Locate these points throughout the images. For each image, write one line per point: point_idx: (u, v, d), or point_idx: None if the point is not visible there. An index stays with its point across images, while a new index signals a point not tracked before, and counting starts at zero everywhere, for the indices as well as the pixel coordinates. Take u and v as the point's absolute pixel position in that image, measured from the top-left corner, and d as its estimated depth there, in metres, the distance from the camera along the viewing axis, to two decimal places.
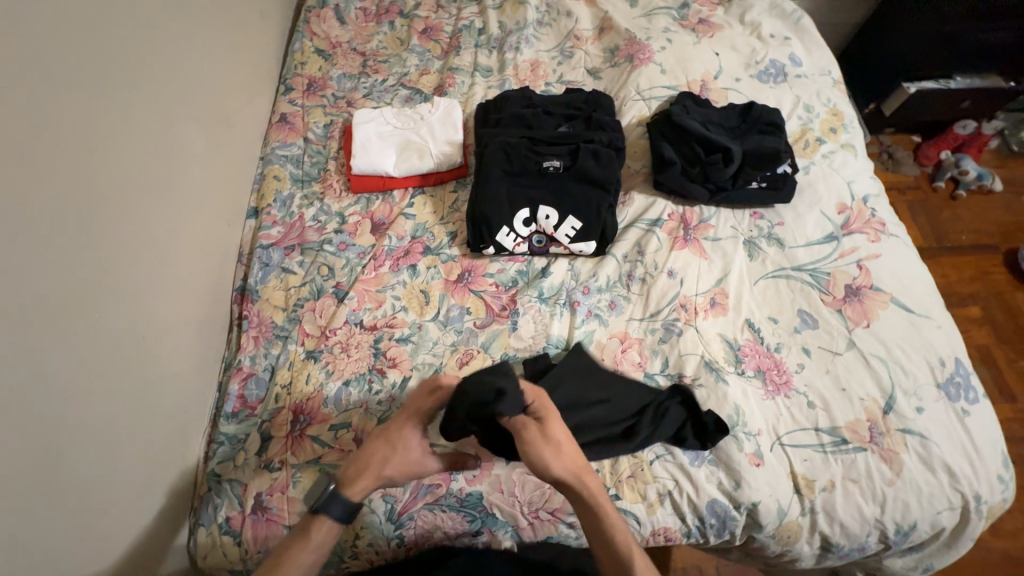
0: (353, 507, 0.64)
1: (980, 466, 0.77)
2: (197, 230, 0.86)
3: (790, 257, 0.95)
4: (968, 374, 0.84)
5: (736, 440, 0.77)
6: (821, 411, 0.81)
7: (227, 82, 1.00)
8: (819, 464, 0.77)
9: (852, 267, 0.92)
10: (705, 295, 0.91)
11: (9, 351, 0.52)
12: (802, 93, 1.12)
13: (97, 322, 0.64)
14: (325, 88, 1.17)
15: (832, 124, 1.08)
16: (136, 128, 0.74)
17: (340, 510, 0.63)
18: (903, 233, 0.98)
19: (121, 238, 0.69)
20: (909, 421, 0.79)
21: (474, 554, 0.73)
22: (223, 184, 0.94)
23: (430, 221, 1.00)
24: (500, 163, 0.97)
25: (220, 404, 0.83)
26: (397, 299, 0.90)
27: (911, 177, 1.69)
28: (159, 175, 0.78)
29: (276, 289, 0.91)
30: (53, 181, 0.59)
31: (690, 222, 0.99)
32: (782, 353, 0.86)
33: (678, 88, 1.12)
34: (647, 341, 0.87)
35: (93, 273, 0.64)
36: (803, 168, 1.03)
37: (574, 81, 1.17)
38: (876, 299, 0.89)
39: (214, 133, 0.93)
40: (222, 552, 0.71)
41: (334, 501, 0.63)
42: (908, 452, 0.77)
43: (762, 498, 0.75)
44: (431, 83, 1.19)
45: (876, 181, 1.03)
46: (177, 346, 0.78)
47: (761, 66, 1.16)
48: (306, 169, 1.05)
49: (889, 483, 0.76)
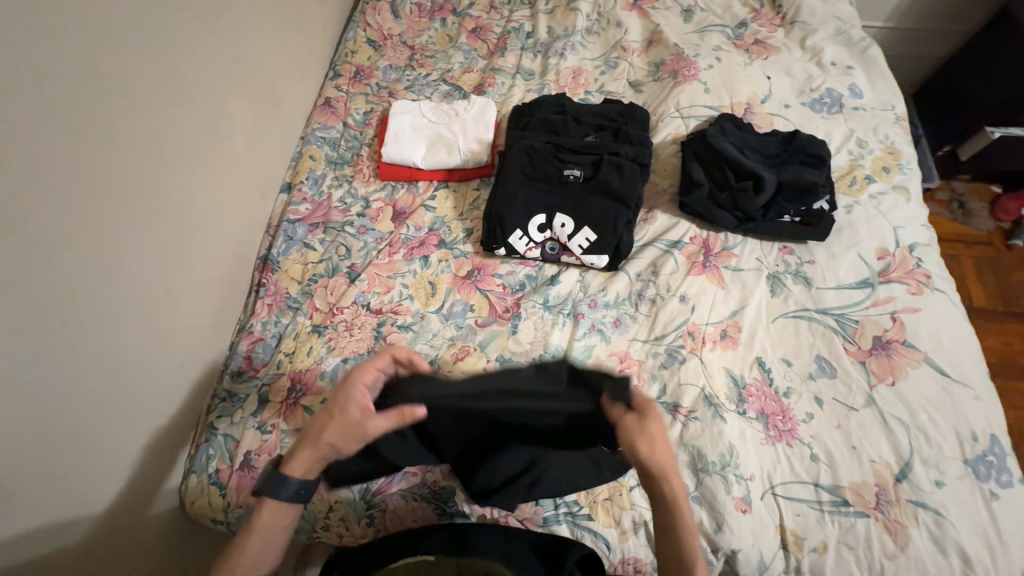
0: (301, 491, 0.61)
1: (1002, 558, 0.69)
2: (231, 198, 0.91)
3: (816, 298, 0.89)
4: (1004, 455, 0.76)
5: (725, 481, 0.73)
6: (824, 466, 0.75)
7: (279, 62, 1.06)
8: (813, 522, 0.72)
9: (885, 318, 0.86)
10: (716, 326, 0.87)
11: (44, 282, 0.57)
12: (857, 127, 1.05)
13: (126, 270, 0.69)
14: (371, 76, 1.22)
15: (885, 162, 1.01)
16: (187, 97, 0.80)
17: (288, 494, 0.60)
18: (950, 289, 0.90)
19: (159, 196, 0.75)
20: (923, 494, 0.72)
21: (457, 529, 0.66)
22: (262, 157, 1.00)
23: (449, 215, 1.02)
24: (522, 165, 0.97)
25: (228, 362, 0.89)
26: (405, 286, 0.92)
27: (983, 232, 1.54)
28: (203, 143, 0.84)
29: (295, 263, 0.96)
30: (105, 135, 0.65)
31: (712, 248, 0.95)
32: (790, 398, 0.81)
33: (719, 109, 1.08)
34: (647, 364, 0.84)
35: (129, 225, 0.69)
36: (845, 206, 0.97)
37: (614, 92, 1.15)
38: (907, 356, 0.82)
39: (260, 108, 0.99)
40: (207, 500, 0.76)
41: (284, 485, 0.60)
42: (918, 527, 0.70)
43: (743, 547, 0.70)
44: (472, 81, 1.21)
45: (928, 229, 0.95)
46: (197, 302, 0.83)
47: (815, 94, 1.10)
48: (341, 153, 1.10)
49: (890, 557, 0.69)
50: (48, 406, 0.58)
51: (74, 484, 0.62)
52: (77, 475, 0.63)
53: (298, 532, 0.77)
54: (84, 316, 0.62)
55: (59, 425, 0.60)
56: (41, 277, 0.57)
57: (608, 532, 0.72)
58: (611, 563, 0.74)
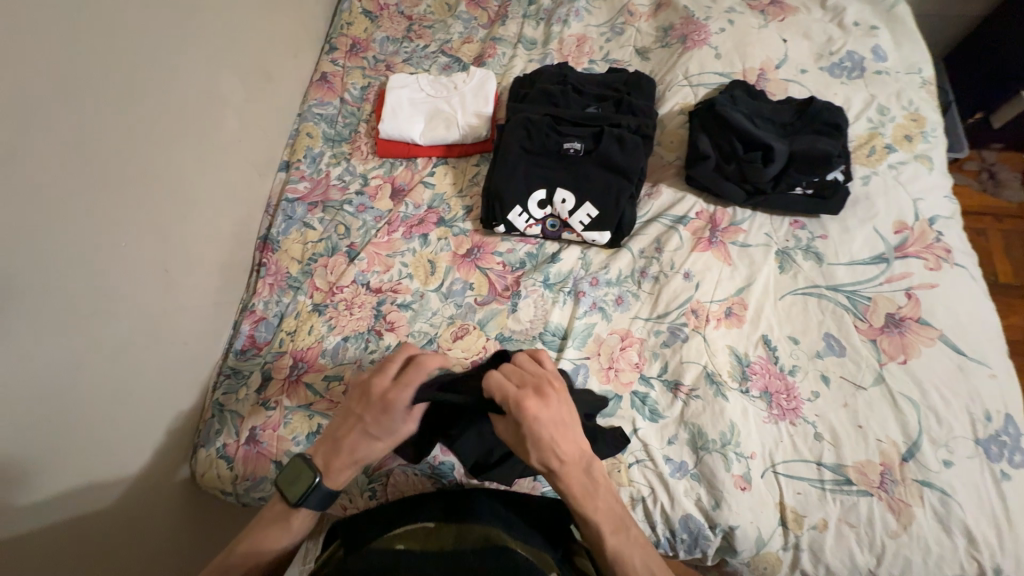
0: (331, 497, 0.62)
1: (1009, 537, 0.68)
2: (228, 178, 0.91)
3: (827, 274, 0.85)
4: (1019, 435, 0.73)
5: (725, 459, 0.73)
6: (828, 445, 0.74)
7: (273, 37, 1.03)
8: (814, 500, 0.71)
9: (899, 295, 0.82)
10: (720, 303, 0.85)
11: (41, 261, 0.58)
12: (879, 92, 0.99)
13: (125, 251, 0.69)
14: (367, 49, 1.19)
15: (907, 130, 0.95)
16: (176, 75, 0.78)
17: (317, 501, 0.61)
18: (972, 264, 0.85)
19: (153, 176, 0.74)
20: (930, 473, 0.71)
21: (457, 499, 0.65)
22: (259, 136, 0.99)
23: (448, 192, 1.00)
24: (519, 139, 0.94)
25: (232, 341, 0.90)
26: (405, 265, 0.92)
27: (1014, 204, 1.46)
28: (196, 122, 0.82)
29: (295, 242, 0.96)
30: (95, 114, 0.64)
31: (719, 223, 0.91)
32: (795, 377, 0.79)
33: (730, 76, 1.02)
34: (649, 343, 0.83)
35: (125, 206, 0.69)
36: (862, 177, 0.92)
37: (620, 61, 1.10)
38: (920, 334, 0.79)
39: (254, 85, 0.97)
40: (217, 472, 0.78)
41: (315, 494, 0.60)
42: (922, 507, 0.69)
43: (741, 524, 0.70)
44: (471, 52, 1.17)
45: (950, 201, 0.90)
46: (200, 282, 0.84)
47: (834, 58, 1.03)
48: (338, 130, 1.09)
49: (891, 535, 0.68)
50: (52, 384, 0.59)
51: (86, 459, 0.65)
52: (89, 450, 0.65)
53: None
54: (86, 297, 0.63)
55: (65, 402, 0.61)
56: (39, 259, 0.57)
57: None
58: None
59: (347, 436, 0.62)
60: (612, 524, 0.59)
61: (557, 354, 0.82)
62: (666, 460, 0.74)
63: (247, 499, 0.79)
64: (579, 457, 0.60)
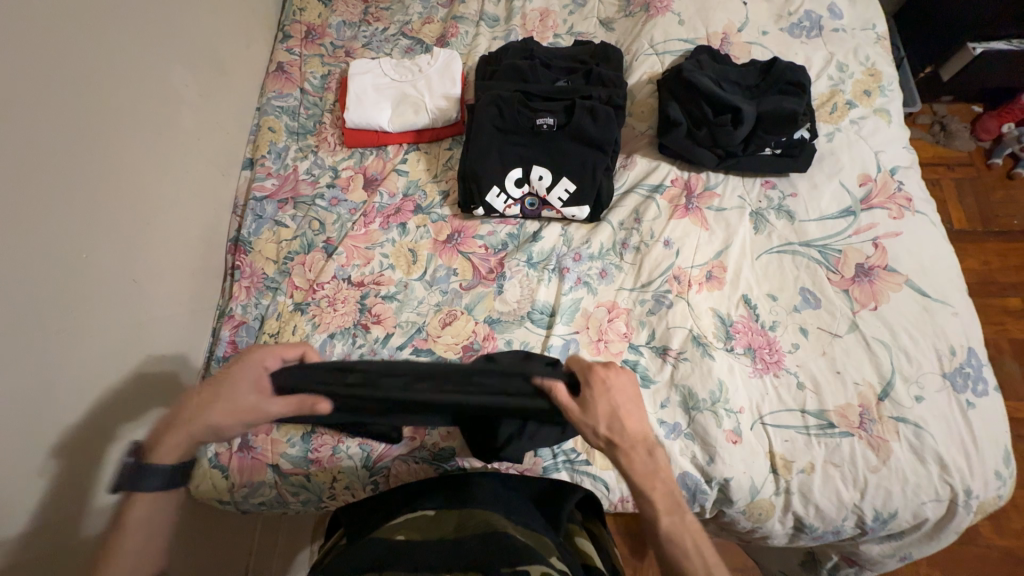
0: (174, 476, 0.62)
1: (976, 460, 0.73)
2: (190, 179, 0.87)
3: (800, 231, 0.88)
4: (980, 366, 0.78)
5: (716, 416, 0.76)
6: (810, 393, 0.78)
7: (222, 27, 0.98)
8: (801, 446, 0.75)
9: (867, 245, 0.86)
10: (701, 267, 0.87)
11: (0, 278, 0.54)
12: (837, 49, 1.01)
13: (88, 264, 0.66)
14: (323, 36, 1.14)
15: (866, 86, 0.98)
16: (125, 73, 0.74)
17: (158, 481, 0.61)
18: (931, 210, 0.90)
19: (110, 180, 0.70)
20: (904, 409, 0.75)
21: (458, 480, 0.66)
22: (219, 133, 0.95)
23: (422, 178, 0.98)
24: (491, 118, 0.92)
25: (213, 348, 0.87)
26: (385, 256, 0.90)
27: (963, 153, 1.54)
28: (151, 121, 0.78)
29: (268, 242, 0.92)
30: (42, 120, 0.60)
31: (694, 189, 0.93)
32: (776, 332, 0.83)
33: (695, 42, 1.03)
34: (635, 312, 0.84)
35: (83, 213, 0.65)
36: (826, 134, 0.95)
37: (584, 33, 1.09)
38: (888, 280, 0.83)
39: (208, 80, 0.92)
40: (211, 483, 0.77)
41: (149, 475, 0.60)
42: (899, 441, 0.74)
43: (735, 475, 0.73)
44: (434, 33, 1.14)
45: (909, 151, 0.94)
46: (171, 291, 0.81)
47: (794, 18, 1.05)
48: (302, 122, 1.05)
49: (872, 470, 0.73)
50: (23, 409, 0.56)
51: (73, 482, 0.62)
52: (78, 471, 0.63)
53: (306, 503, 0.78)
54: (52, 313, 0.60)
55: (40, 427, 0.58)
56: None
57: (606, 474, 0.75)
58: (611, 502, 0.77)
59: (188, 407, 0.62)
60: (666, 505, 0.62)
61: (547, 332, 0.82)
62: (661, 423, 0.76)
63: (247, 506, 0.78)
64: (638, 441, 0.61)
